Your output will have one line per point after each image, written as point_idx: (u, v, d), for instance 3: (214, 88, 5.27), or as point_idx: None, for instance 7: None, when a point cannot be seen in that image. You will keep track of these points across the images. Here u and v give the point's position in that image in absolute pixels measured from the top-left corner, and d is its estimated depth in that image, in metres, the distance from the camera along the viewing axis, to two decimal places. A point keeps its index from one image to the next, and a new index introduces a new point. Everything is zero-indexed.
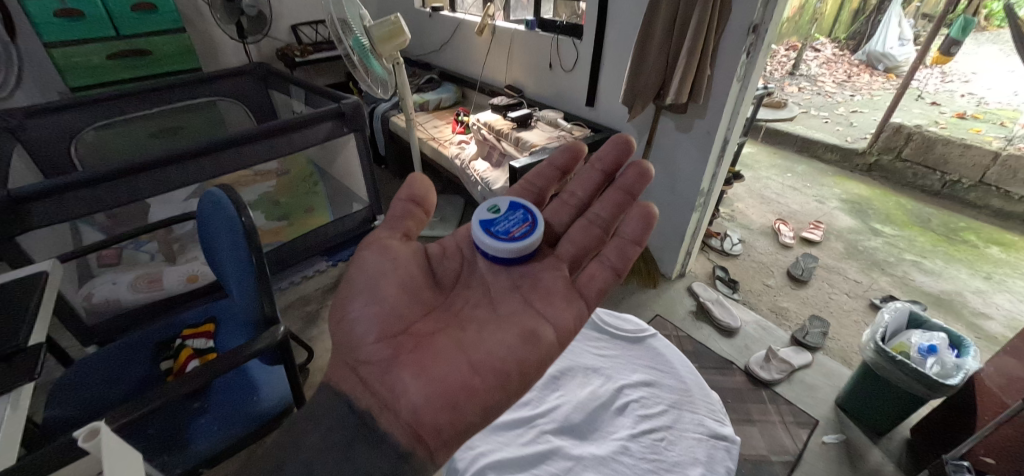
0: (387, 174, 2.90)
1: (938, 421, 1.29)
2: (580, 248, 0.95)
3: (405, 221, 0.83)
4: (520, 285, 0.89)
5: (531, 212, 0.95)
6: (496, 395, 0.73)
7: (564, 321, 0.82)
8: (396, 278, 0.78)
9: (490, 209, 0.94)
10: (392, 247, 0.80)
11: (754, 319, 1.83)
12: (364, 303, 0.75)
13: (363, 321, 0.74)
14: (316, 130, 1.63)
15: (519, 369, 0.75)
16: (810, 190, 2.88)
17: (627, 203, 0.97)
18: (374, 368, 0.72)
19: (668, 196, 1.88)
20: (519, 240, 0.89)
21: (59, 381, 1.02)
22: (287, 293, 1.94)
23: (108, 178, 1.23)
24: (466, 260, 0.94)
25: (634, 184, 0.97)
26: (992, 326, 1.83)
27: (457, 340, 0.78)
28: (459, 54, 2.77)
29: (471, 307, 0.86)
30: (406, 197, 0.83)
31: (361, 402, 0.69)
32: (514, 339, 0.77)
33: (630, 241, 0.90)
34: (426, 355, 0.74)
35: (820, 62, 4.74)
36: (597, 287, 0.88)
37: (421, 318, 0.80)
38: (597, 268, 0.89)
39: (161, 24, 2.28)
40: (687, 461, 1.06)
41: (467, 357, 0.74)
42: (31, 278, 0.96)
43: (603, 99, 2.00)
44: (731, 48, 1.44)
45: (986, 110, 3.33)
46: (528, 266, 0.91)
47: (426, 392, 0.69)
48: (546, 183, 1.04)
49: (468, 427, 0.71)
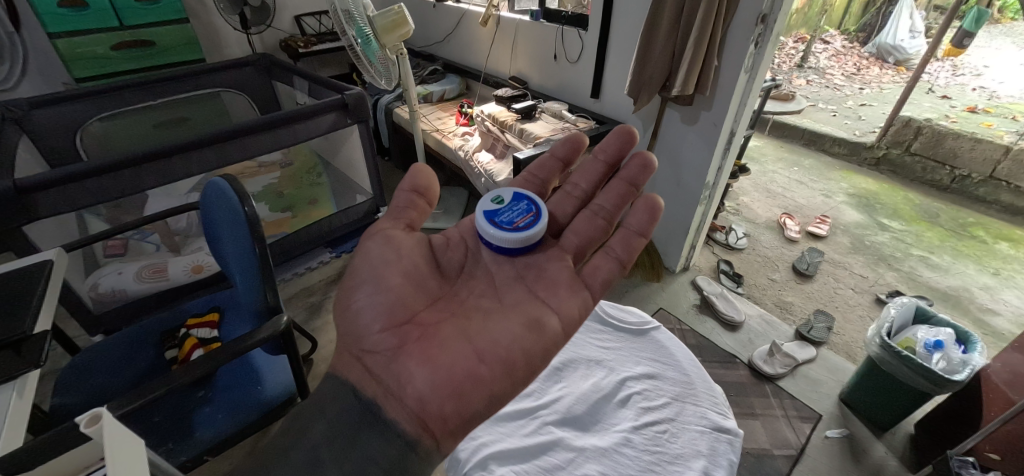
0: (390, 166, 2.89)
1: (944, 418, 1.28)
2: (583, 240, 0.94)
3: (409, 211, 0.82)
4: (525, 276, 0.88)
5: (535, 203, 0.95)
6: (502, 384, 0.72)
7: (570, 310, 0.82)
8: (400, 268, 0.78)
9: (494, 200, 0.94)
10: (395, 237, 0.79)
11: (758, 313, 1.82)
12: (369, 292, 0.75)
13: (368, 311, 0.74)
14: (320, 121, 1.62)
15: (524, 358, 0.75)
16: (818, 183, 2.85)
17: (630, 194, 0.97)
18: (380, 357, 0.72)
19: (674, 189, 1.87)
20: (523, 230, 0.89)
21: (66, 369, 1.03)
22: (290, 284, 1.94)
23: (116, 167, 1.24)
24: (471, 250, 0.94)
25: (637, 175, 0.96)
26: (998, 323, 1.81)
27: (463, 329, 0.78)
28: (463, 45, 2.74)
29: (476, 296, 0.85)
30: (409, 187, 0.83)
31: (366, 391, 0.68)
32: (519, 329, 0.77)
33: (635, 232, 0.89)
34: (432, 343, 0.74)
35: (829, 54, 4.64)
36: (602, 278, 0.87)
37: (426, 307, 0.79)
38: (602, 260, 0.88)
39: (164, 14, 2.26)
40: (688, 453, 1.06)
41: (473, 346, 0.74)
42: (36, 266, 0.97)
43: (608, 91, 1.98)
44: (739, 38, 1.41)
45: (997, 104, 3.28)
46: (531, 256, 0.91)
47: (432, 381, 0.69)
48: (549, 174, 1.03)
49: (474, 416, 0.71)
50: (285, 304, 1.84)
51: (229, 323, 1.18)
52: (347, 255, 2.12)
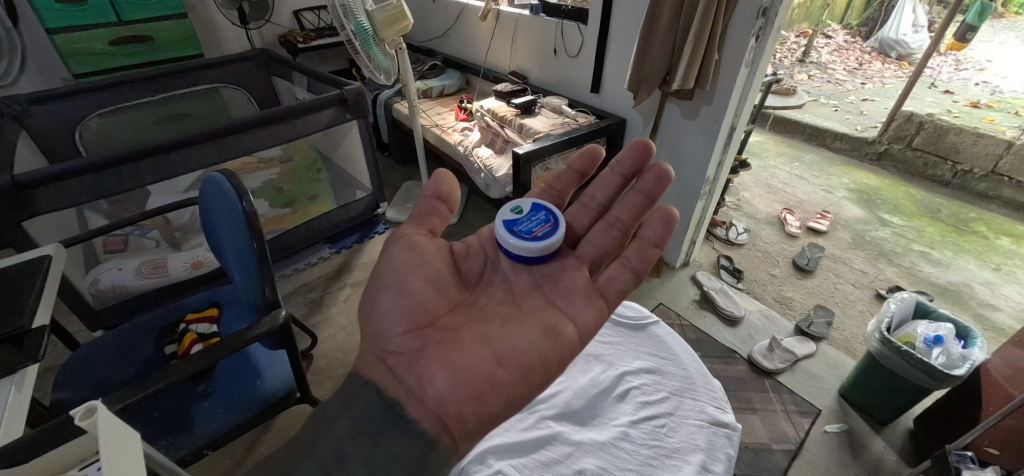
0: (390, 161, 2.89)
1: (942, 412, 1.29)
2: (600, 251, 0.94)
3: (430, 217, 0.83)
4: (541, 284, 0.88)
5: (553, 213, 0.94)
6: (520, 388, 0.72)
7: (586, 319, 0.82)
8: (422, 273, 0.78)
9: (513, 210, 0.93)
10: (418, 243, 0.79)
11: (759, 308, 1.82)
12: (393, 295, 0.75)
13: (391, 314, 0.74)
14: (318, 117, 1.62)
15: (542, 364, 0.74)
16: (819, 179, 2.84)
17: (646, 206, 0.95)
18: (402, 359, 0.72)
19: (674, 185, 1.86)
20: (542, 240, 0.88)
21: (67, 363, 1.03)
22: (290, 279, 1.93)
23: (114, 163, 1.24)
24: (490, 258, 0.93)
25: (654, 188, 0.94)
26: (999, 318, 1.81)
27: (481, 334, 0.77)
28: (462, 40, 2.74)
29: (495, 303, 0.85)
30: (431, 193, 0.83)
31: (389, 390, 0.69)
32: (537, 335, 0.77)
33: (651, 244, 0.87)
34: (453, 347, 0.74)
35: (831, 49, 4.60)
36: (617, 288, 0.87)
37: (447, 312, 0.79)
38: (618, 270, 0.87)
39: (161, 10, 2.25)
40: (687, 447, 1.06)
41: (492, 350, 0.74)
42: (35, 261, 0.96)
43: (608, 86, 1.97)
44: (741, 32, 1.40)
45: (999, 99, 3.26)
46: (548, 265, 0.91)
47: (453, 383, 0.69)
48: (565, 186, 1.02)
49: (491, 419, 0.71)
50: (285, 299, 1.83)
51: (229, 317, 1.18)
52: (347, 251, 2.12)
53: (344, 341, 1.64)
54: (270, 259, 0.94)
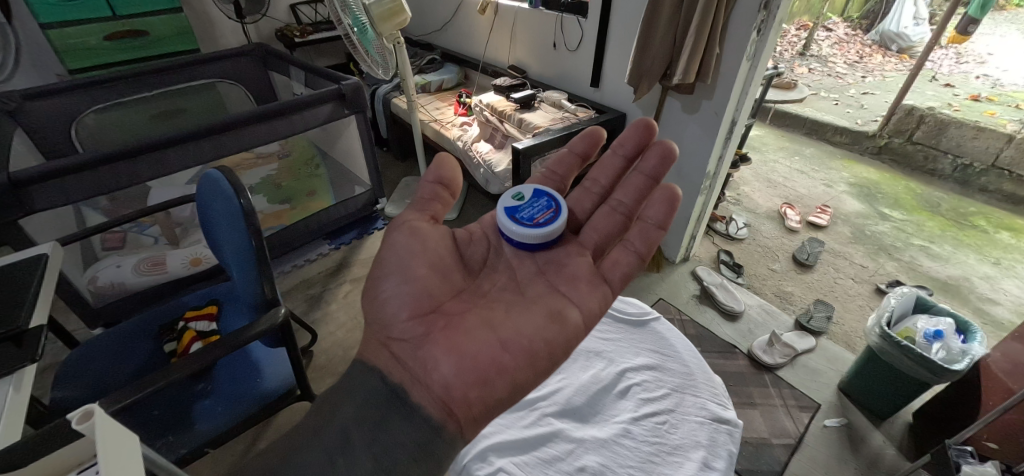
0: (389, 157, 2.87)
1: (940, 407, 1.30)
2: (603, 236, 0.93)
3: (433, 203, 0.82)
4: (545, 271, 0.87)
5: (555, 199, 0.93)
6: (525, 374, 0.72)
7: (590, 304, 0.81)
8: (426, 260, 0.77)
9: (514, 197, 0.93)
10: (420, 229, 0.79)
11: (758, 303, 1.82)
12: (396, 282, 0.75)
13: (396, 300, 0.74)
14: (317, 112, 1.60)
15: (547, 348, 0.74)
16: (819, 173, 2.83)
17: (649, 188, 0.94)
18: (406, 345, 0.72)
19: (676, 178, 1.85)
20: (544, 226, 0.87)
21: (65, 362, 1.03)
22: (290, 275, 1.92)
23: (110, 160, 1.22)
24: (493, 245, 0.93)
25: (656, 168, 0.93)
26: (999, 312, 1.81)
27: (485, 319, 0.77)
28: (461, 34, 2.71)
29: (499, 289, 0.85)
30: (432, 179, 0.82)
31: (393, 376, 0.68)
32: (541, 319, 0.77)
33: (653, 225, 0.86)
34: (457, 333, 0.73)
35: (832, 43, 4.57)
36: (621, 272, 0.86)
37: (450, 298, 0.79)
38: (621, 253, 0.87)
39: (154, 5, 2.22)
40: (688, 444, 1.06)
41: (497, 335, 0.74)
42: (32, 261, 0.95)
43: (608, 79, 1.95)
44: (742, 25, 1.39)
45: (1000, 93, 3.25)
46: (551, 251, 0.90)
47: (458, 368, 0.69)
48: (567, 170, 1.01)
49: (497, 404, 0.70)
50: (284, 295, 1.83)
51: (229, 316, 1.17)
52: (347, 247, 2.11)
53: (345, 337, 1.64)
54: (269, 256, 0.93)
